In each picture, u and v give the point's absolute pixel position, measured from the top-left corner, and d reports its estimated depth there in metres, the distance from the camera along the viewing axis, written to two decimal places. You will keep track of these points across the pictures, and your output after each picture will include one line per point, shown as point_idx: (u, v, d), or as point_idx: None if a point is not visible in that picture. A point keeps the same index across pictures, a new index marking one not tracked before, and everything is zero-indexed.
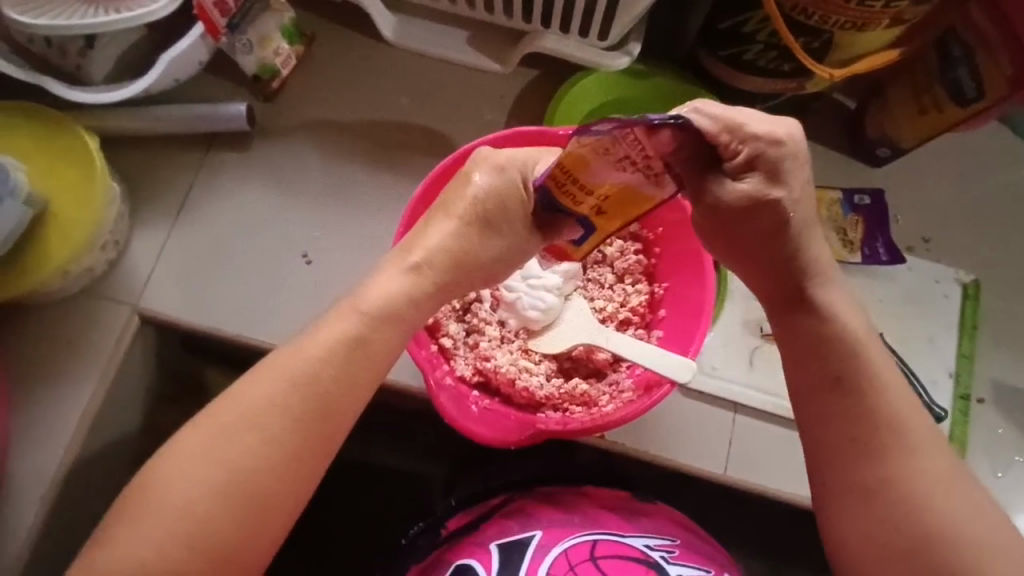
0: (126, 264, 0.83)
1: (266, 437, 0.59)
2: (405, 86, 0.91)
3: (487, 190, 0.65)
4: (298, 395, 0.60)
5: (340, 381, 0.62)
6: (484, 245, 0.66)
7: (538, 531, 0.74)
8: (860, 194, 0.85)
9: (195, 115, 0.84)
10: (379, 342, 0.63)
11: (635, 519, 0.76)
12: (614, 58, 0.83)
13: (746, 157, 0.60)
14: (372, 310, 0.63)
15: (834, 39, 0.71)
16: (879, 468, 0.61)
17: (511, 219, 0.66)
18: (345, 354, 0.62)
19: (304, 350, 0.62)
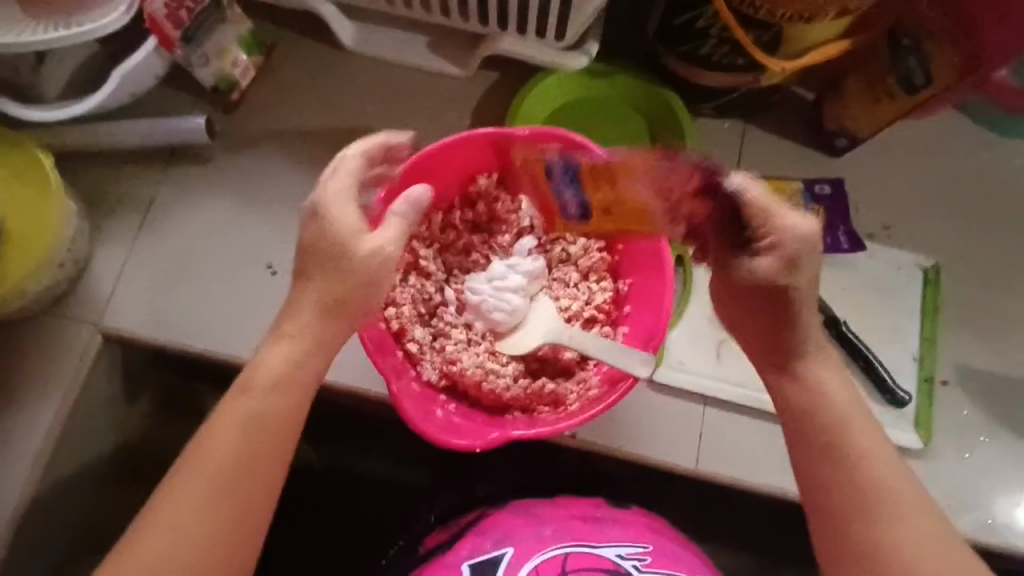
0: (88, 283, 0.82)
1: (191, 535, 0.57)
2: (367, 93, 0.91)
3: (305, 240, 0.62)
4: (210, 484, 0.58)
5: (249, 456, 0.60)
6: (333, 282, 0.62)
7: (510, 548, 0.73)
8: (819, 183, 0.87)
9: (154, 129, 0.83)
10: (269, 412, 0.61)
11: (608, 529, 0.76)
12: (571, 58, 0.85)
13: (773, 241, 0.60)
14: (251, 382, 0.61)
15: (784, 32, 0.71)
16: (864, 522, 0.59)
17: (336, 246, 0.62)
18: (247, 431, 0.60)
19: (214, 440, 0.60)
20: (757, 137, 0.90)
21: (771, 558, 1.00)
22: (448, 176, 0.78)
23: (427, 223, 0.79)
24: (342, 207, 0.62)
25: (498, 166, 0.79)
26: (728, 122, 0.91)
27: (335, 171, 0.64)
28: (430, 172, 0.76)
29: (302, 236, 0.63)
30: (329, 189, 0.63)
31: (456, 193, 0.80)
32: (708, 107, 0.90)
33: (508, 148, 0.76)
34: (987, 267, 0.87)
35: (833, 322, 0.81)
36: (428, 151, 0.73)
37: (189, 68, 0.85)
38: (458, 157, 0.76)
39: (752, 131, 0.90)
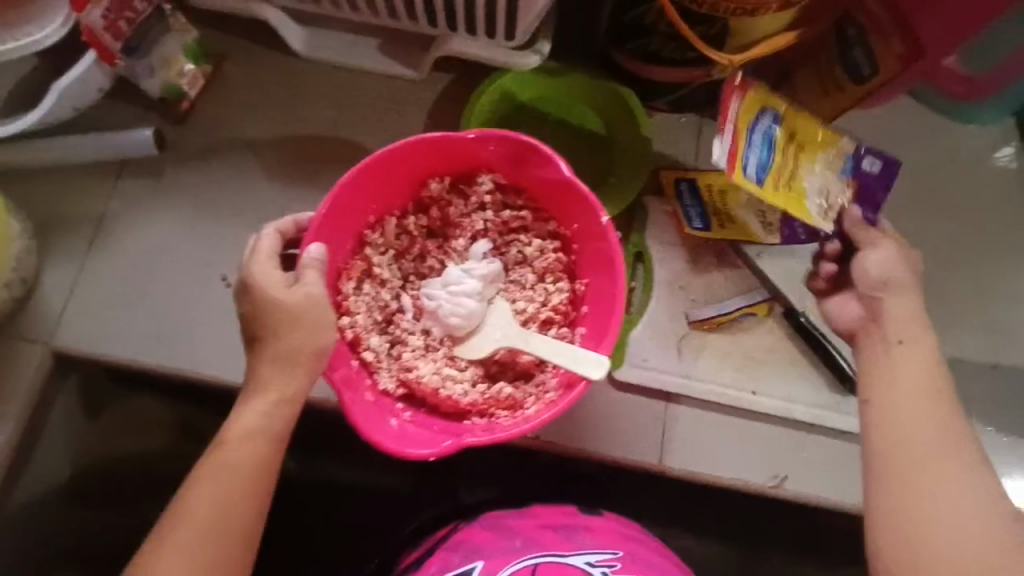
0: (38, 301, 0.80)
1: None
2: (320, 97, 0.90)
3: (247, 313, 0.63)
4: (197, 540, 0.58)
5: (232, 509, 0.60)
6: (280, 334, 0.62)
7: (479, 562, 0.74)
8: (871, 156, 0.71)
9: (101, 143, 0.82)
10: (248, 461, 0.61)
11: (578, 537, 0.77)
12: (523, 57, 0.84)
13: (836, 250, 0.72)
14: (229, 433, 0.62)
15: (729, 25, 0.72)
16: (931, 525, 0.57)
17: (276, 308, 0.62)
18: (230, 483, 0.60)
19: (194, 502, 0.59)
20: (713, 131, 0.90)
21: (743, 548, 1.01)
22: (398, 183, 0.76)
23: (381, 229, 0.77)
24: (268, 275, 0.63)
25: (449, 169, 0.77)
26: (683, 117, 0.91)
27: (255, 248, 0.64)
28: (377, 181, 0.73)
29: (240, 311, 0.63)
30: (252, 264, 0.63)
31: (409, 197, 0.78)
32: (663, 103, 0.89)
33: (458, 150, 0.74)
34: (945, 254, 0.87)
35: (789, 313, 0.82)
36: (374, 159, 0.70)
37: (135, 80, 0.84)
38: (406, 163, 0.74)
39: (708, 125, 0.90)
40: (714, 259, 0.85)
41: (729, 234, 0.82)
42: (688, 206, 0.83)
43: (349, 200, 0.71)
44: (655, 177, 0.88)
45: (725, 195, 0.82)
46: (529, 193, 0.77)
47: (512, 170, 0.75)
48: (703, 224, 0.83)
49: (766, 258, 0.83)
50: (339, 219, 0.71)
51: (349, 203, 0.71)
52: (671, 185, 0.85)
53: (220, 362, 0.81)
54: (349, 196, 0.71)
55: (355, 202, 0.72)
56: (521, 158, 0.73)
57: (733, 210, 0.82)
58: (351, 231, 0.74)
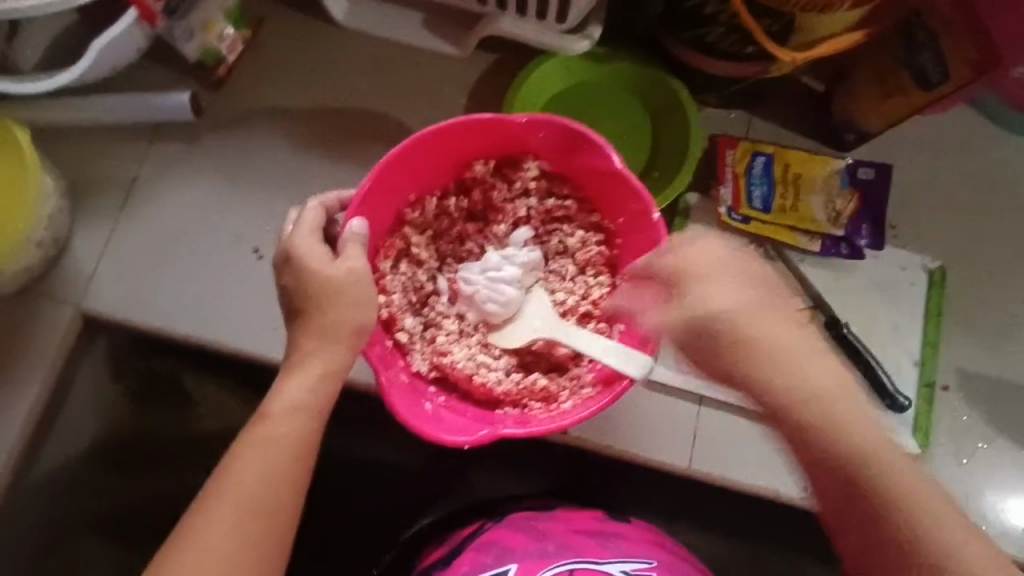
0: (68, 263, 0.79)
1: (220, 558, 0.57)
2: (360, 70, 0.87)
3: (290, 286, 0.63)
4: (236, 508, 0.58)
5: (271, 481, 0.60)
6: (325, 309, 0.63)
7: (513, 564, 0.77)
8: (864, 167, 0.85)
9: (136, 105, 0.80)
10: (291, 434, 0.61)
11: (611, 543, 0.79)
12: (573, 42, 0.81)
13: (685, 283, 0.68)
14: (274, 408, 0.62)
15: (796, 22, 0.69)
16: (904, 517, 0.57)
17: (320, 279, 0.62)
18: (271, 456, 0.60)
19: (238, 474, 0.59)
20: (762, 129, 0.88)
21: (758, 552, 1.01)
22: (442, 164, 0.74)
23: (420, 208, 0.75)
24: (310, 248, 0.63)
25: (495, 152, 0.75)
26: (733, 112, 0.88)
27: (298, 221, 0.65)
28: (421, 161, 0.71)
29: (280, 282, 0.64)
30: (295, 237, 0.64)
31: (451, 178, 0.76)
32: (713, 97, 0.87)
33: (506, 135, 0.72)
34: (994, 272, 0.85)
35: (833, 321, 0.80)
36: (419, 137, 0.68)
37: (173, 42, 0.81)
38: (452, 144, 0.72)
39: (757, 124, 0.88)
40: (756, 261, 0.83)
41: (792, 219, 0.84)
42: (756, 181, 0.85)
43: (392, 178, 0.70)
44: (710, 143, 0.87)
45: (800, 179, 0.85)
46: (575, 182, 0.75)
47: (561, 159, 0.73)
48: (765, 205, 0.84)
49: (809, 266, 0.84)
50: (380, 197, 0.70)
51: (392, 181, 0.70)
52: (744, 158, 0.85)
53: (249, 336, 0.80)
54: (392, 174, 0.69)
55: (397, 181, 0.71)
56: (571, 147, 0.71)
57: (802, 195, 0.84)
58: (390, 209, 0.73)
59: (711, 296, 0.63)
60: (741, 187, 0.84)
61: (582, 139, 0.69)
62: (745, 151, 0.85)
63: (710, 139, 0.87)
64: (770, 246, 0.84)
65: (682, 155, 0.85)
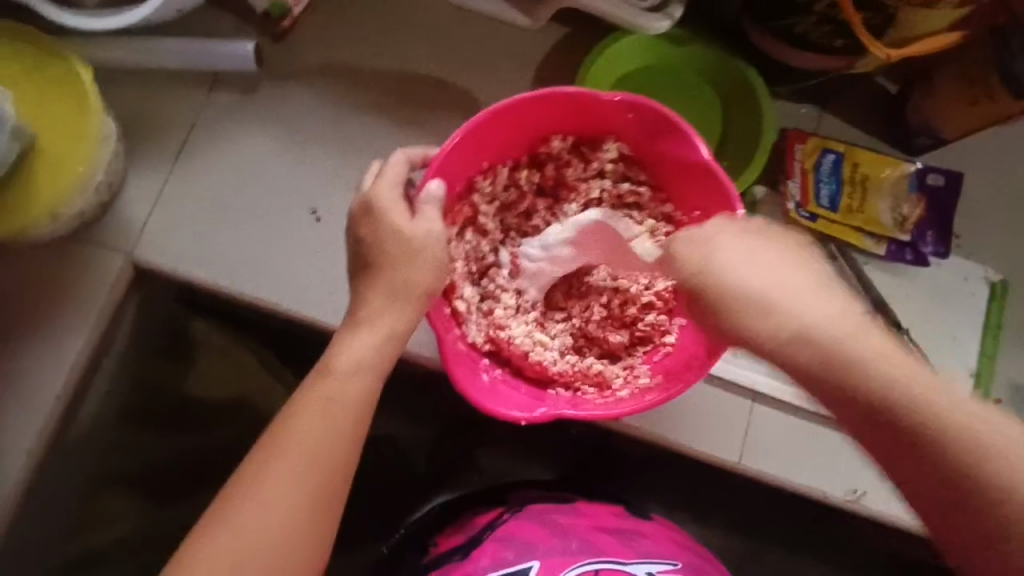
0: (120, 209, 0.77)
1: (273, 502, 0.58)
2: (427, 33, 0.84)
3: (372, 237, 0.65)
4: (292, 457, 0.59)
5: (328, 435, 0.60)
6: (403, 264, 0.64)
7: (535, 562, 0.76)
8: (933, 173, 0.84)
9: (199, 53, 0.77)
10: (351, 390, 0.62)
11: (632, 541, 0.80)
12: (653, 22, 0.79)
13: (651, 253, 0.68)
14: (339, 363, 0.62)
15: (898, 16, 0.67)
16: (986, 482, 0.45)
17: (397, 237, 0.64)
18: (329, 411, 0.61)
19: (298, 425, 0.60)
20: (833, 127, 0.86)
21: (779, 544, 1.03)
22: (520, 134, 0.73)
23: (492, 176, 0.74)
24: (390, 202, 0.65)
25: (576, 129, 0.74)
26: (805, 108, 0.86)
27: (380, 173, 0.66)
28: (504, 128, 0.71)
29: (357, 233, 0.65)
30: (375, 188, 0.65)
31: (525, 150, 0.75)
32: (786, 89, 0.85)
33: (592, 111, 0.71)
34: None
35: (893, 327, 0.80)
36: (508, 103, 0.68)
37: None
38: (537, 114, 0.71)
39: (828, 118, 0.86)
40: None
41: (858, 220, 0.83)
42: (824, 181, 0.83)
43: (474, 143, 0.69)
44: (779, 135, 0.85)
45: (868, 181, 0.83)
46: (653, 168, 0.75)
47: (644, 142, 0.73)
48: (831, 205, 0.83)
49: (873, 269, 0.83)
50: (458, 161, 0.69)
51: (474, 145, 0.69)
52: (812, 154, 0.83)
53: (302, 299, 0.78)
54: (475, 138, 0.69)
55: (477, 146, 0.70)
56: (657, 131, 0.70)
57: (869, 196, 0.83)
58: (464, 175, 0.72)
59: (721, 263, 0.57)
60: (809, 184, 0.83)
61: (668, 124, 0.69)
62: (820, 147, 0.84)
63: (781, 130, 0.85)
64: (834, 247, 0.82)
65: (753, 147, 0.83)
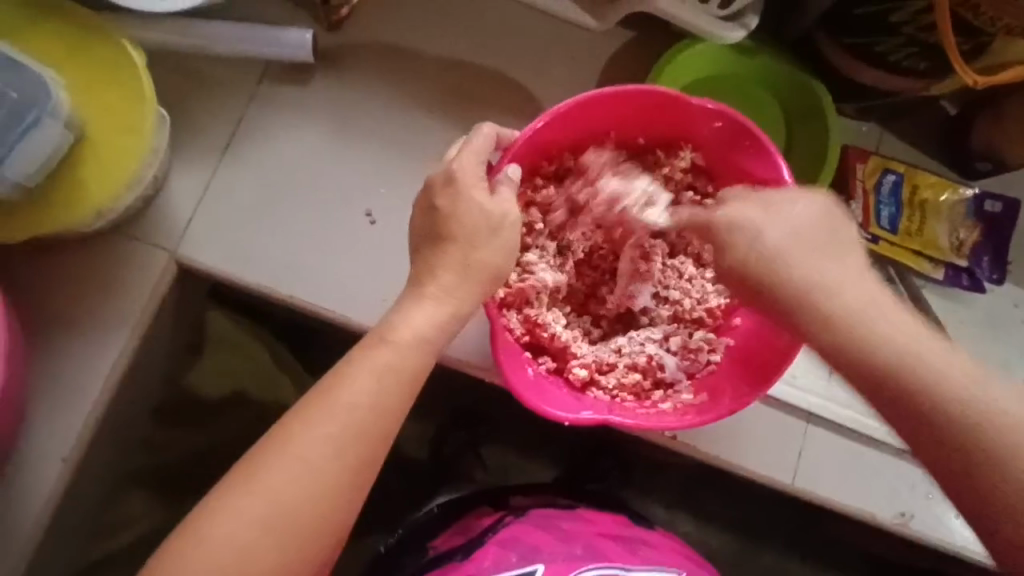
0: (166, 203, 0.74)
1: (311, 469, 0.52)
2: (490, 27, 0.80)
3: (447, 222, 0.60)
4: (336, 425, 0.53)
5: (377, 409, 0.55)
6: (478, 256, 0.60)
7: (541, 564, 0.71)
8: (991, 199, 0.83)
9: (254, 39, 0.73)
10: (408, 363, 0.57)
11: (639, 550, 0.74)
12: (729, 31, 0.75)
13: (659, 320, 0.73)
14: (403, 336, 0.57)
15: (992, 44, 0.67)
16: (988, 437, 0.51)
17: (480, 233, 0.60)
18: (380, 381, 0.55)
19: (347, 393, 0.54)
20: (893, 146, 0.85)
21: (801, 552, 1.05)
22: (591, 127, 0.71)
23: (557, 163, 0.72)
24: (473, 178, 0.61)
25: (650, 130, 0.73)
26: (866, 125, 0.85)
27: (466, 144, 0.62)
28: (584, 117, 0.70)
29: (433, 216, 0.61)
30: (459, 160, 0.61)
31: (593, 145, 0.73)
32: (851, 107, 0.84)
33: (674, 115, 0.70)
34: None
35: None
36: (594, 94, 0.67)
37: None
38: (619, 109, 0.70)
39: (888, 139, 0.85)
40: (878, 282, 0.82)
41: (916, 243, 0.82)
42: (884, 203, 0.82)
43: (552, 126, 0.68)
44: (841, 152, 0.83)
45: (927, 203, 0.82)
46: (721, 181, 0.74)
47: (720, 152, 0.71)
48: (892, 226, 0.82)
49: (928, 292, 0.83)
50: (530, 148, 0.68)
51: (552, 128, 0.68)
52: (873, 174, 0.82)
53: (351, 303, 0.74)
54: (551, 127, 0.68)
55: (553, 132, 0.69)
56: (735, 144, 0.69)
57: (928, 220, 0.82)
58: (533, 157, 0.70)
59: (760, 235, 0.59)
60: (871, 206, 0.81)
61: (748, 137, 0.67)
62: (883, 168, 0.82)
63: (843, 148, 0.83)
64: (892, 269, 0.82)
65: (818, 164, 0.81)
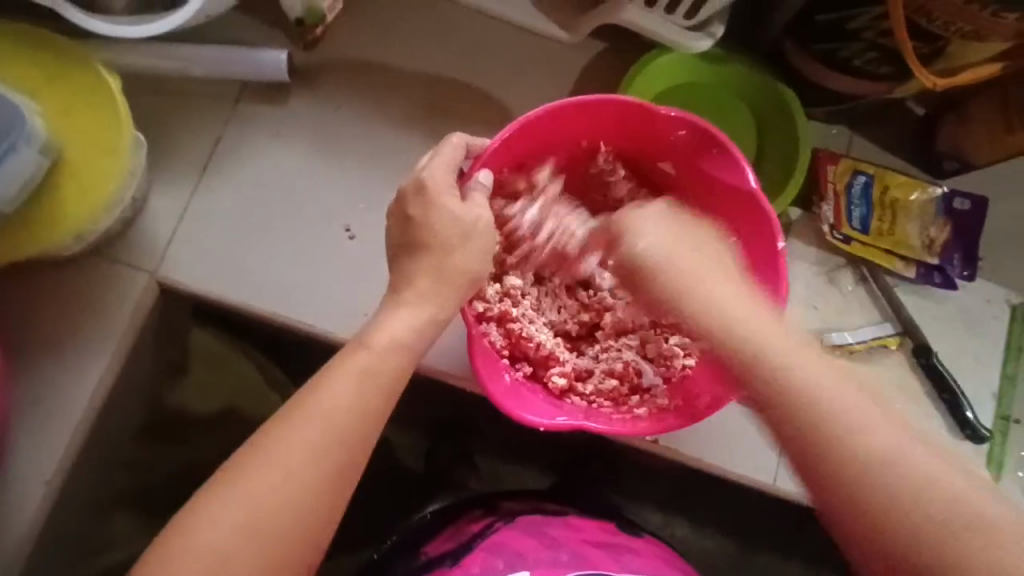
0: (145, 224, 0.74)
1: (293, 471, 0.53)
2: (465, 41, 0.81)
3: (420, 236, 0.61)
4: (318, 428, 0.54)
5: (356, 412, 0.56)
6: (451, 268, 0.61)
7: (525, 571, 0.70)
8: (960, 197, 0.85)
9: (228, 60, 0.74)
10: (386, 368, 0.58)
11: (623, 555, 0.74)
12: (696, 40, 0.77)
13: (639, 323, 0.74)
14: (379, 342, 0.58)
15: (949, 48, 0.68)
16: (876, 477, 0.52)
17: (453, 246, 0.61)
18: (359, 385, 0.56)
19: (327, 397, 0.55)
20: (862, 148, 0.87)
21: (789, 551, 1.06)
22: (560, 136, 0.73)
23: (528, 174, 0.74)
24: (443, 185, 0.62)
25: (616, 139, 0.74)
26: (835, 129, 0.87)
27: (436, 154, 0.64)
28: (551, 127, 0.71)
29: (404, 232, 0.62)
30: (430, 168, 0.62)
31: (563, 154, 0.75)
32: (820, 111, 0.85)
33: (642, 123, 0.71)
34: None
35: (923, 350, 0.81)
36: (561, 105, 0.68)
37: None
38: (586, 118, 0.71)
39: (857, 142, 0.87)
40: (852, 281, 0.84)
41: (888, 242, 0.83)
42: (856, 204, 0.83)
43: (520, 137, 0.69)
44: (812, 156, 0.85)
45: (898, 203, 0.84)
46: (691, 188, 0.75)
47: (688, 159, 0.73)
48: (864, 227, 0.83)
49: (902, 290, 0.84)
50: (501, 160, 0.69)
51: (520, 138, 0.69)
52: (844, 175, 0.83)
53: (332, 318, 0.75)
54: (521, 135, 0.69)
55: (521, 143, 0.70)
56: (702, 150, 0.71)
57: (900, 220, 0.84)
58: (504, 168, 0.71)
59: (703, 293, 0.63)
60: (844, 206, 0.83)
61: (716, 146, 0.69)
62: (854, 170, 0.84)
63: (814, 151, 0.85)
64: (865, 268, 0.84)
65: (789, 168, 0.83)
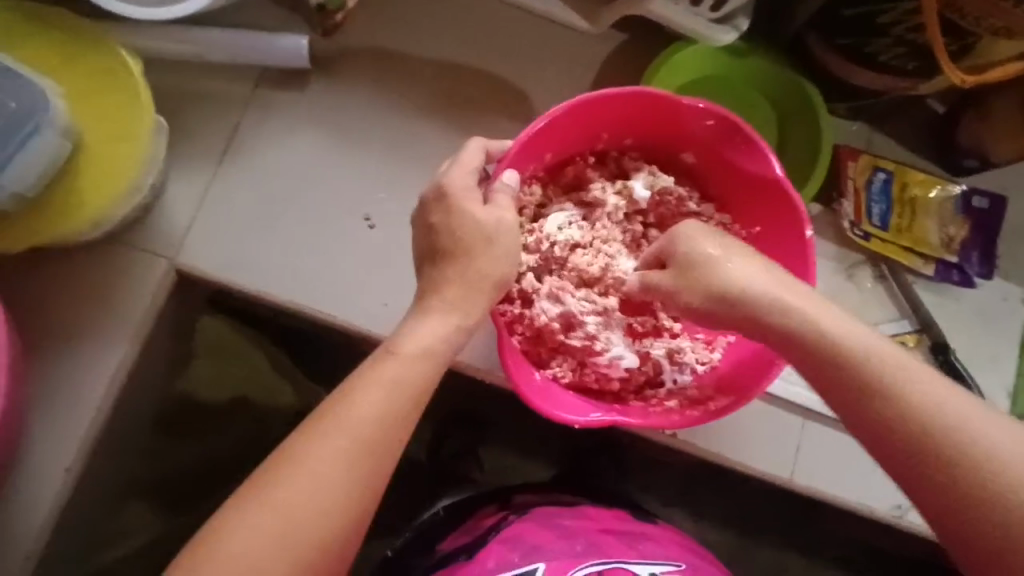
0: (163, 210, 0.73)
1: (320, 477, 0.53)
2: (485, 28, 0.80)
3: (447, 226, 0.60)
4: (346, 434, 0.54)
5: (382, 419, 0.55)
6: (480, 258, 0.60)
7: (542, 563, 0.70)
8: (978, 195, 0.85)
9: (248, 45, 0.73)
10: (416, 376, 0.57)
11: (639, 544, 0.75)
12: (720, 33, 0.76)
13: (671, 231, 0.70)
14: (407, 347, 0.57)
15: (977, 44, 0.68)
16: (954, 447, 0.51)
17: (479, 238, 0.60)
18: (387, 394, 0.56)
19: (357, 403, 0.55)
20: (882, 144, 0.86)
21: (797, 546, 1.07)
22: (587, 131, 0.72)
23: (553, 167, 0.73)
24: (464, 190, 0.61)
25: (639, 131, 0.74)
26: (857, 124, 0.86)
27: (457, 158, 0.63)
28: (576, 121, 0.70)
29: (430, 222, 0.61)
30: (451, 175, 0.62)
31: (590, 148, 0.74)
32: (843, 106, 0.85)
33: (668, 117, 0.71)
34: None
35: (940, 347, 0.81)
36: (584, 98, 0.67)
37: None
38: (612, 111, 0.70)
39: (878, 138, 0.86)
40: (871, 279, 0.84)
41: (907, 240, 0.83)
42: (875, 201, 0.83)
43: (546, 133, 0.68)
44: (833, 152, 0.85)
45: (917, 202, 0.84)
46: (717, 182, 0.75)
47: (711, 153, 0.73)
48: (883, 224, 0.83)
49: (920, 288, 0.84)
50: (526, 155, 0.68)
51: (546, 132, 0.69)
52: (864, 172, 0.83)
53: (352, 308, 0.74)
54: (542, 132, 0.68)
55: (547, 138, 0.69)
56: (726, 142, 0.70)
57: (918, 218, 0.84)
58: (529, 164, 0.70)
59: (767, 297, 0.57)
60: (863, 204, 0.83)
61: (738, 133, 0.69)
62: (875, 166, 0.83)
63: (835, 147, 0.85)
64: (884, 265, 0.84)
65: (811, 163, 0.82)
